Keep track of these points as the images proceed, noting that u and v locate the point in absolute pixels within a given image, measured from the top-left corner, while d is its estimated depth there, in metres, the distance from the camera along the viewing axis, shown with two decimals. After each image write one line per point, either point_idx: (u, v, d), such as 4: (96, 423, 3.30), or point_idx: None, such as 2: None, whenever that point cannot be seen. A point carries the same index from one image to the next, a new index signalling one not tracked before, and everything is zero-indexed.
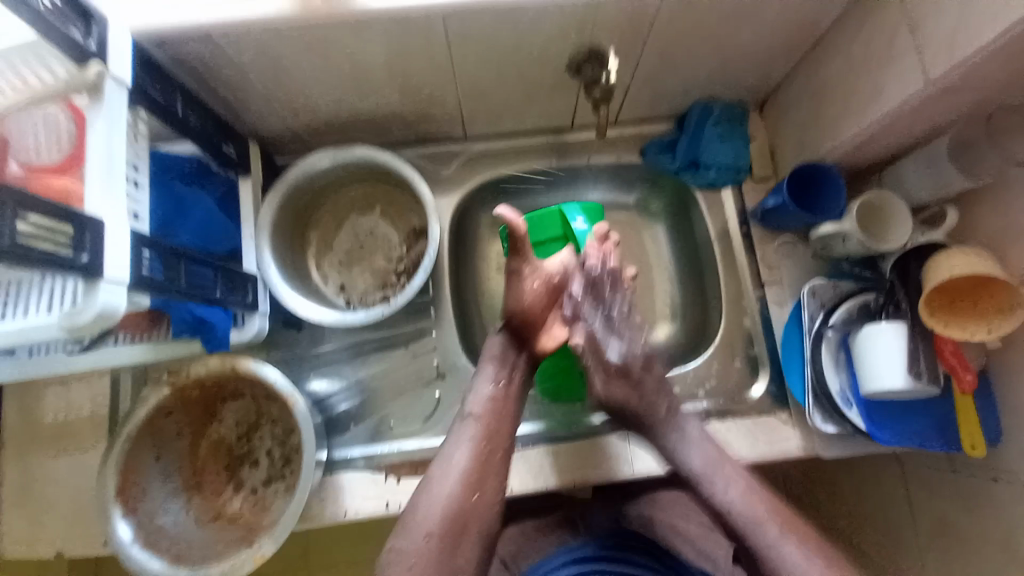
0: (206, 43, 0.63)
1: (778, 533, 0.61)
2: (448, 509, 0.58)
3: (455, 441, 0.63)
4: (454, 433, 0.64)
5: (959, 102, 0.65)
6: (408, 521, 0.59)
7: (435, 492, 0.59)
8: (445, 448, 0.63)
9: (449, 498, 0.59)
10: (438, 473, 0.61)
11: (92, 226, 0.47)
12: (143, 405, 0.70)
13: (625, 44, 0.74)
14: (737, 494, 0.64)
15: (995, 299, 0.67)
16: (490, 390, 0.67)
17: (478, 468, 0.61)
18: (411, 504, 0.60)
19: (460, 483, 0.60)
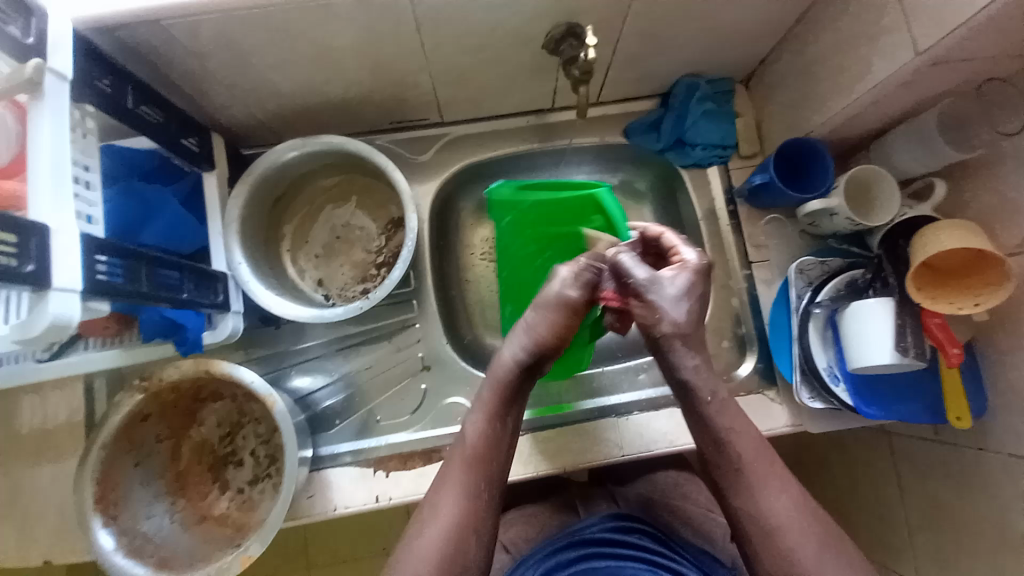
0: (156, 29, 0.59)
1: (775, 481, 0.53)
2: (444, 561, 0.51)
3: (446, 488, 0.55)
4: (446, 475, 0.56)
5: (947, 72, 0.63)
6: (399, 566, 0.52)
7: (429, 540, 0.52)
8: (437, 493, 0.55)
9: (444, 548, 0.52)
10: (425, 522, 0.54)
11: (39, 233, 0.44)
12: (118, 411, 0.67)
13: (603, 21, 0.70)
14: (745, 441, 0.54)
15: (982, 271, 0.66)
16: (483, 429, 0.57)
17: (475, 516, 0.54)
18: (404, 546, 0.53)
19: (454, 533, 0.52)
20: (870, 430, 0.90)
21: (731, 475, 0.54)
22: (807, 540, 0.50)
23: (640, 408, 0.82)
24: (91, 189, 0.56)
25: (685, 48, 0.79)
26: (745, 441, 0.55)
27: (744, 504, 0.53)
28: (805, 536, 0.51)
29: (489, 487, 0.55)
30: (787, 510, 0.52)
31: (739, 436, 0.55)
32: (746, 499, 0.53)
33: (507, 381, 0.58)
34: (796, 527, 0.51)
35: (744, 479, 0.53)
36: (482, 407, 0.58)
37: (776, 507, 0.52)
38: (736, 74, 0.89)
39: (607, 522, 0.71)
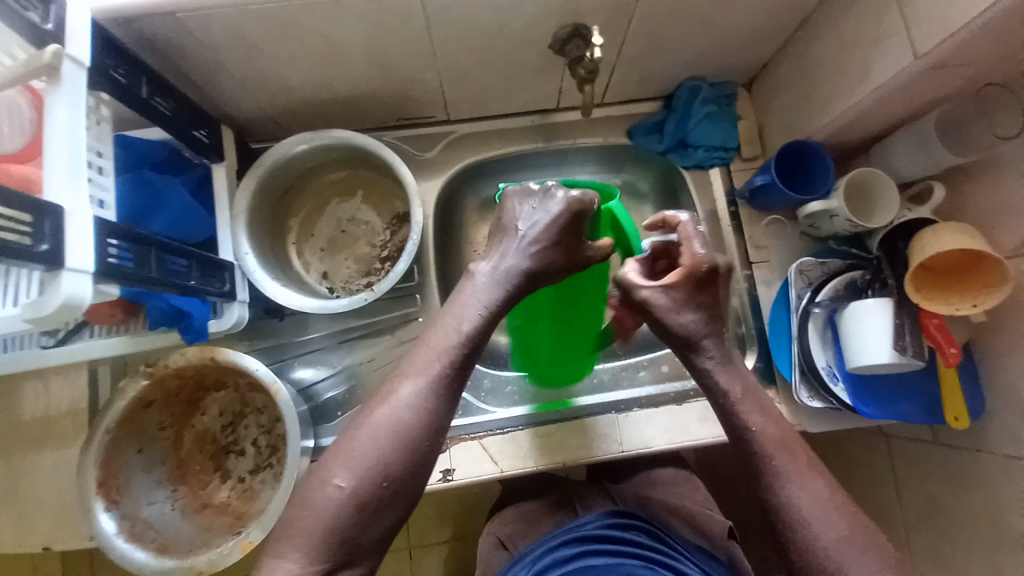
0: (171, 21, 0.60)
1: (797, 473, 0.53)
2: (403, 450, 0.49)
3: (413, 373, 0.51)
4: (414, 360, 0.52)
5: (946, 76, 0.64)
6: (348, 453, 0.49)
7: (387, 427, 0.49)
8: (401, 378, 0.52)
9: (407, 435, 0.50)
10: (342, 452, 0.49)
11: (54, 214, 0.45)
12: (122, 397, 0.68)
13: (609, 22, 0.72)
14: (768, 432, 0.54)
15: (978, 273, 0.67)
16: (433, 353, 0.52)
17: (438, 405, 0.51)
18: (358, 425, 0.50)
19: (415, 420, 0.50)
20: (869, 432, 0.91)
21: (761, 469, 0.53)
22: (835, 528, 0.50)
23: (639, 406, 0.83)
24: (104, 175, 0.57)
25: (689, 51, 0.81)
26: (768, 434, 0.54)
27: (771, 497, 0.52)
28: (838, 531, 0.50)
29: (454, 382, 0.52)
30: (815, 504, 0.51)
31: (762, 430, 0.54)
32: (776, 494, 0.52)
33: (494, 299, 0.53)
34: (829, 522, 0.50)
35: (770, 473, 0.53)
36: (464, 299, 0.54)
37: (804, 502, 0.51)
38: (738, 78, 0.90)
39: (603, 520, 0.71)
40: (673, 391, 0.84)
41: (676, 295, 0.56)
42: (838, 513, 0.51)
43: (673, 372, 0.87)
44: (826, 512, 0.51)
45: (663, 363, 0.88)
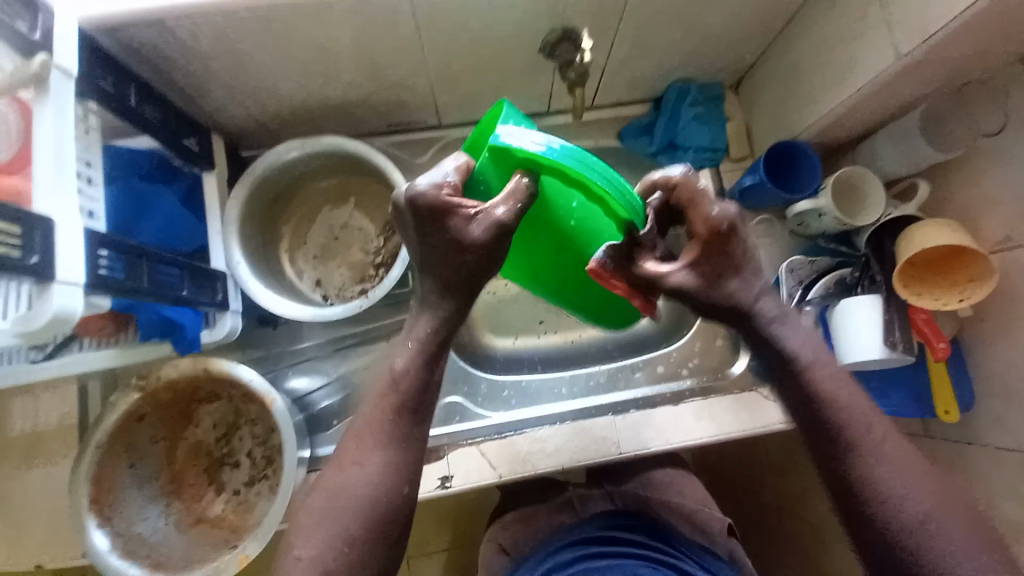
0: (160, 29, 0.60)
1: (887, 449, 0.54)
2: (366, 514, 0.54)
3: (373, 442, 0.56)
4: (370, 428, 0.57)
5: (926, 76, 0.66)
6: (315, 526, 0.54)
7: (349, 497, 0.54)
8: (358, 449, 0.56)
9: (371, 500, 0.54)
10: (306, 527, 0.54)
11: (43, 227, 0.44)
12: (113, 411, 0.67)
13: (597, 26, 0.72)
14: (849, 406, 0.55)
15: (962, 267, 0.69)
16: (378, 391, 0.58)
17: (398, 463, 0.56)
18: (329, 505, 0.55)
19: (377, 484, 0.55)
20: None
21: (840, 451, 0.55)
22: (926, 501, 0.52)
23: (636, 407, 0.84)
24: (93, 185, 0.56)
25: (676, 54, 0.82)
26: (852, 410, 0.55)
27: (858, 471, 0.54)
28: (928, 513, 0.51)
29: (403, 423, 0.56)
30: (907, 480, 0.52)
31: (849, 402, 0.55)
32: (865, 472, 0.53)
33: (433, 332, 0.57)
34: (910, 485, 0.52)
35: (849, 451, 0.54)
36: (405, 339, 0.58)
37: (895, 483, 0.52)
38: (725, 80, 0.92)
39: (602, 521, 0.73)
40: (669, 391, 0.85)
41: (700, 269, 0.54)
42: (916, 488, 0.52)
43: (669, 371, 0.87)
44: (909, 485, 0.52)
45: (659, 362, 0.88)
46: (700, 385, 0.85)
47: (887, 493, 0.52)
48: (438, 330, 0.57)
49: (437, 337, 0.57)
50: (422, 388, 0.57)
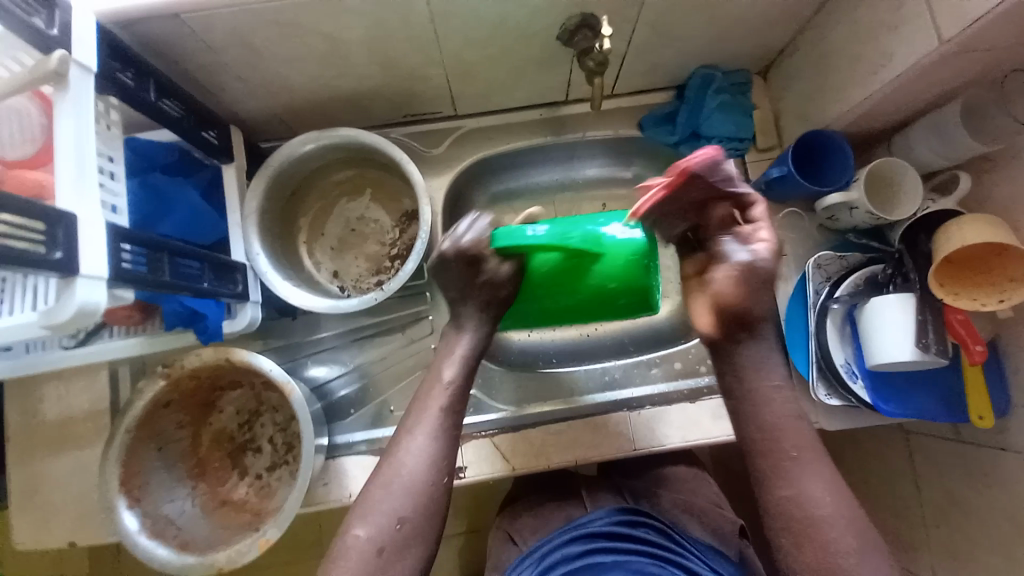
0: (176, 23, 0.60)
1: (813, 467, 0.53)
2: (420, 496, 0.57)
3: (419, 428, 0.59)
4: (419, 418, 0.60)
5: (972, 61, 0.61)
6: (371, 507, 0.56)
7: (402, 482, 0.57)
8: (406, 435, 0.59)
9: (420, 484, 0.57)
10: (371, 502, 0.57)
11: (66, 222, 0.46)
12: (140, 398, 0.69)
13: (617, 13, 0.70)
14: (779, 417, 0.55)
15: (1003, 261, 0.65)
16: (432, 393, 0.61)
17: (447, 454, 0.59)
18: (381, 485, 0.57)
19: (430, 470, 0.58)
20: (888, 428, 0.89)
21: (770, 458, 0.54)
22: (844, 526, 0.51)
23: (651, 403, 0.83)
24: (115, 180, 0.57)
25: (700, 39, 0.78)
26: (780, 417, 0.55)
27: (788, 490, 0.53)
28: (831, 517, 0.51)
29: (448, 421, 0.60)
30: (824, 498, 0.52)
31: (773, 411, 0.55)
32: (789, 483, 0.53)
33: (470, 351, 0.63)
34: (832, 504, 0.52)
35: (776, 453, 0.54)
36: (446, 356, 0.63)
37: (811, 490, 0.52)
38: (752, 66, 0.88)
39: (611, 516, 0.70)
40: (685, 388, 0.84)
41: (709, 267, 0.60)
42: (827, 497, 0.52)
43: (685, 368, 0.86)
44: (825, 497, 0.52)
45: (674, 359, 0.87)
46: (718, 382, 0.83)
47: (821, 515, 0.51)
48: (473, 350, 0.63)
49: (474, 355, 0.64)
50: (461, 397, 0.62)
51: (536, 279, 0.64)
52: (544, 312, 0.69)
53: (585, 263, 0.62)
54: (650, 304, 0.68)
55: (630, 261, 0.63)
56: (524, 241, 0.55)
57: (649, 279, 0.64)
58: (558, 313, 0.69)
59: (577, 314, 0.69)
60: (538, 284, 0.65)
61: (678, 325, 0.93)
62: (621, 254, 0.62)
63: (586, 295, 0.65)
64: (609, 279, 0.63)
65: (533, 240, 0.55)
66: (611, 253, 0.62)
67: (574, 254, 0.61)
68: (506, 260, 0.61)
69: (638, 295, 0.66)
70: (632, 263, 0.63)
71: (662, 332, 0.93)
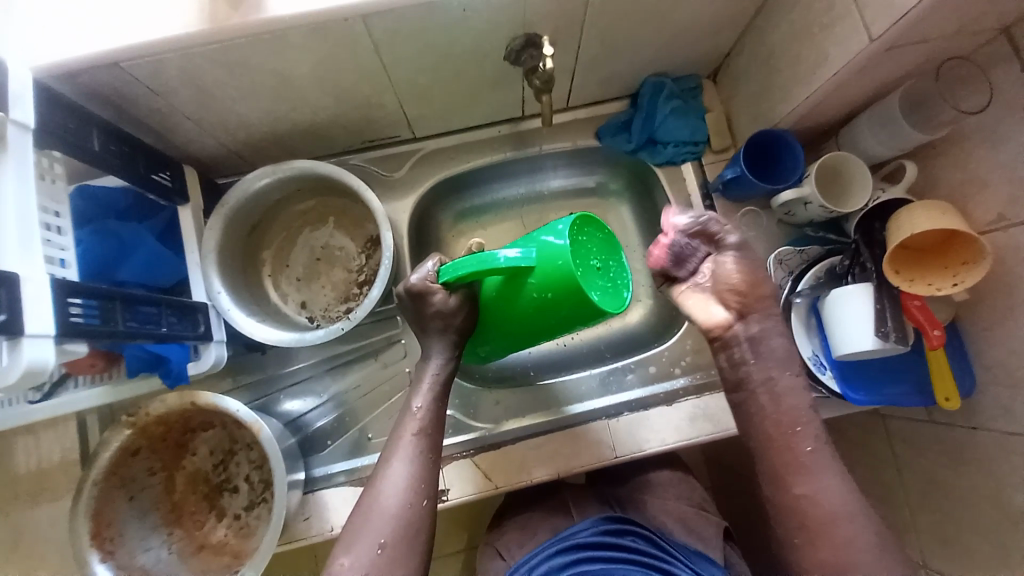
0: (118, 71, 0.60)
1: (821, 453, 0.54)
2: (399, 520, 0.56)
3: (397, 456, 0.60)
4: (394, 443, 0.61)
5: (904, 55, 0.63)
6: (352, 537, 0.56)
7: (381, 507, 0.56)
8: (389, 461, 0.60)
9: (398, 508, 0.57)
10: (360, 524, 0.56)
11: (8, 282, 0.45)
12: (107, 448, 0.68)
13: (560, 30, 0.71)
14: (786, 405, 0.56)
15: (960, 247, 0.66)
16: (414, 416, 0.62)
17: (425, 475, 0.59)
18: (362, 513, 0.57)
19: (407, 492, 0.57)
20: (866, 413, 0.90)
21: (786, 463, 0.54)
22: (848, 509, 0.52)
23: (629, 409, 0.83)
24: (63, 234, 0.58)
25: (647, 48, 0.80)
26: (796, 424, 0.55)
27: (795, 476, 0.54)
28: (846, 513, 0.52)
29: (428, 443, 0.61)
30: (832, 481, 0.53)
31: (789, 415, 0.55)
32: (802, 481, 0.53)
33: (437, 377, 0.64)
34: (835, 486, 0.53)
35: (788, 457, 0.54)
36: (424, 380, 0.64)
37: (820, 478, 0.53)
38: (702, 69, 0.89)
39: (597, 525, 0.70)
40: (662, 392, 0.84)
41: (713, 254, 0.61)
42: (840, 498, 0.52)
43: (661, 372, 0.86)
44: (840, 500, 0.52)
45: (650, 363, 0.87)
46: (694, 383, 0.84)
47: (827, 497, 0.52)
48: (441, 377, 0.64)
49: (444, 381, 0.64)
50: (436, 422, 0.63)
51: (487, 305, 0.62)
52: (505, 334, 0.64)
53: (520, 280, 0.56)
54: (611, 307, 0.56)
55: (562, 269, 0.53)
56: (500, 265, 0.53)
57: (588, 285, 0.54)
58: (521, 334, 0.63)
59: (544, 331, 0.61)
60: (489, 309, 0.62)
61: (652, 328, 0.93)
62: (552, 264, 0.54)
63: (534, 312, 0.58)
64: (546, 295, 0.56)
65: (473, 261, 0.54)
66: (539, 267, 0.55)
67: (511, 274, 0.57)
68: (452, 293, 0.61)
69: (587, 304, 0.55)
70: (562, 272, 0.53)
71: (637, 336, 0.93)
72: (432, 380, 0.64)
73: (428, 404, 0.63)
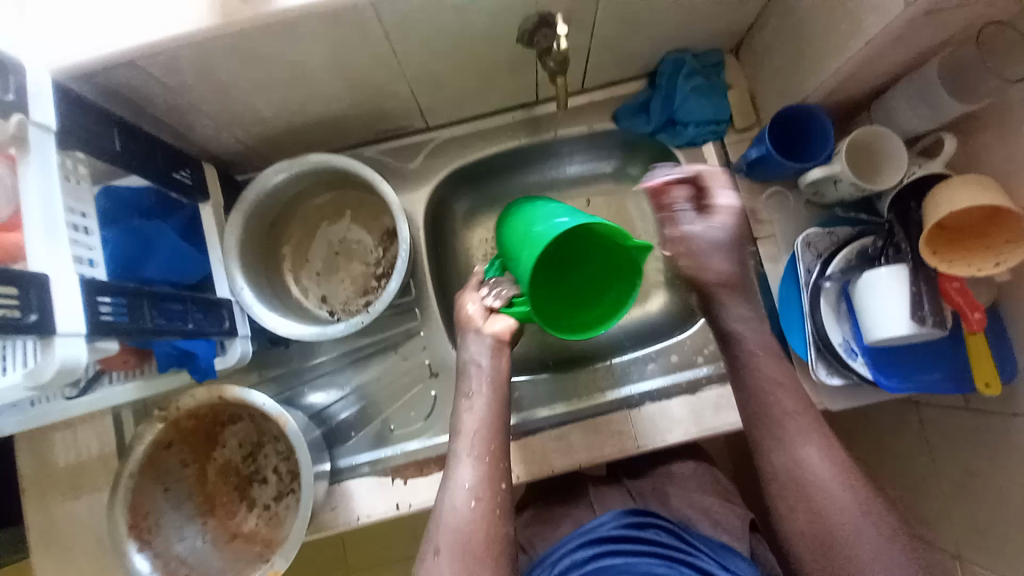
0: (134, 68, 0.60)
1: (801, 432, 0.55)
2: (468, 526, 0.56)
3: (456, 458, 0.60)
4: (455, 446, 0.61)
5: (942, 21, 0.59)
6: (428, 542, 0.57)
7: (449, 511, 0.57)
8: (451, 465, 0.60)
9: (465, 513, 0.56)
10: (436, 523, 0.57)
11: (38, 283, 0.46)
12: (141, 442, 0.70)
13: (576, 9, 0.68)
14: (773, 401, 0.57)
15: (1004, 223, 0.62)
16: (471, 411, 0.63)
17: (489, 475, 0.59)
18: (434, 517, 0.58)
19: (476, 493, 0.57)
20: (900, 402, 0.87)
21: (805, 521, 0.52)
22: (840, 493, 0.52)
23: (651, 399, 0.81)
24: (90, 234, 0.59)
25: (666, 26, 0.77)
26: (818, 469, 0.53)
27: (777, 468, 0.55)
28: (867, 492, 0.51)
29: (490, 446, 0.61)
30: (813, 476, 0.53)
31: (820, 468, 0.53)
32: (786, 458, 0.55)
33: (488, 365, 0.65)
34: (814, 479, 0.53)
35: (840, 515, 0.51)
36: (473, 381, 0.65)
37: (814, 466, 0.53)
38: (723, 46, 0.86)
39: (619, 518, 0.68)
40: (686, 380, 0.82)
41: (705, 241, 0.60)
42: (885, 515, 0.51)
43: (683, 360, 0.84)
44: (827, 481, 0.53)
45: (671, 351, 0.86)
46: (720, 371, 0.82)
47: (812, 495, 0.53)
48: (485, 373, 0.65)
49: (494, 372, 0.65)
50: (504, 413, 0.64)
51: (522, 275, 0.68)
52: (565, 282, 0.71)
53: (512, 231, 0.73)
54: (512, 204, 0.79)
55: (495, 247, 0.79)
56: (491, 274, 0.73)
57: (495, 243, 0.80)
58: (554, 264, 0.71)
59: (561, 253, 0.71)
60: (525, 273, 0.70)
61: (673, 315, 0.92)
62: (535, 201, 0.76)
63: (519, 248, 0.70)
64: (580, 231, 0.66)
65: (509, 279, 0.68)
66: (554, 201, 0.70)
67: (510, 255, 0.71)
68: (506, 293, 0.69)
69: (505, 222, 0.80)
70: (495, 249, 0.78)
71: (659, 324, 0.92)
72: (488, 377, 0.65)
73: (490, 397, 0.64)
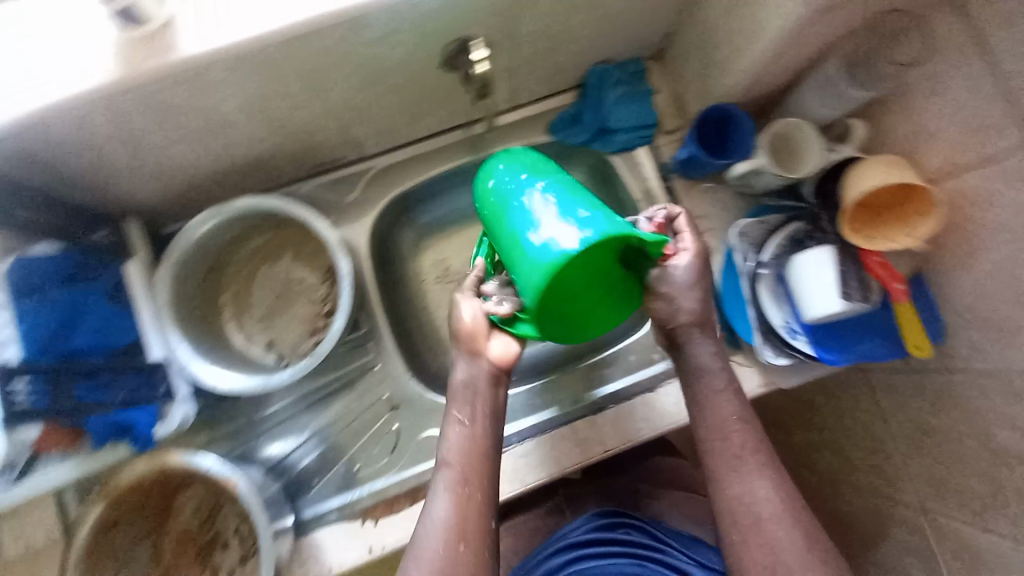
0: (33, 136, 0.57)
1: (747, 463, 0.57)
2: (444, 564, 0.52)
3: (436, 488, 0.56)
4: (437, 475, 0.57)
5: (836, 17, 0.63)
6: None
7: (424, 547, 0.53)
8: (431, 496, 0.56)
9: (441, 549, 0.52)
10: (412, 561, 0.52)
11: None
12: (82, 525, 0.67)
13: (492, 30, 0.69)
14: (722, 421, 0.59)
15: (918, 200, 0.66)
16: (457, 437, 0.58)
17: (468, 509, 0.54)
18: (409, 552, 0.54)
19: (454, 527, 0.53)
20: (852, 373, 0.91)
21: (745, 526, 0.55)
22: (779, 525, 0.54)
23: (614, 403, 0.82)
24: None
25: (585, 38, 0.78)
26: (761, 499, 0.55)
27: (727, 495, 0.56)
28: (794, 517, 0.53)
29: (474, 478, 0.56)
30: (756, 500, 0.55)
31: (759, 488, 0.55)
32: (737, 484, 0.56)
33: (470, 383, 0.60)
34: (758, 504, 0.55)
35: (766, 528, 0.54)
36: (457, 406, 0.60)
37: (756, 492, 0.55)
38: (644, 52, 0.88)
39: (591, 522, 0.70)
40: (646, 380, 0.83)
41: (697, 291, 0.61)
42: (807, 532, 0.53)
43: (644, 361, 0.85)
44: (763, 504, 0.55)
45: (630, 353, 0.87)
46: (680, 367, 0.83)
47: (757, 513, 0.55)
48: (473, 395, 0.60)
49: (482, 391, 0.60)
50: (493, 442, 0.59)
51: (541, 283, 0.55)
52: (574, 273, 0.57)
53: (521, 249, 0.54)
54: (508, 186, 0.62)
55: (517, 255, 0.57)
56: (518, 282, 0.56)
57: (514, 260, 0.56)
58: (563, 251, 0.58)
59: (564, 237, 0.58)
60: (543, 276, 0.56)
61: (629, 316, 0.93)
62: (482, 183, 0.64)
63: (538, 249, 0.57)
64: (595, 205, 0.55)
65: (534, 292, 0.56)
66: (533, 171, 0.60)
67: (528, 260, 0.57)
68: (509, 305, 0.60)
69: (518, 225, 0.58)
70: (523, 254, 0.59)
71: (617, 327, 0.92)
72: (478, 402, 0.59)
73: (479, 424, 0.58)
